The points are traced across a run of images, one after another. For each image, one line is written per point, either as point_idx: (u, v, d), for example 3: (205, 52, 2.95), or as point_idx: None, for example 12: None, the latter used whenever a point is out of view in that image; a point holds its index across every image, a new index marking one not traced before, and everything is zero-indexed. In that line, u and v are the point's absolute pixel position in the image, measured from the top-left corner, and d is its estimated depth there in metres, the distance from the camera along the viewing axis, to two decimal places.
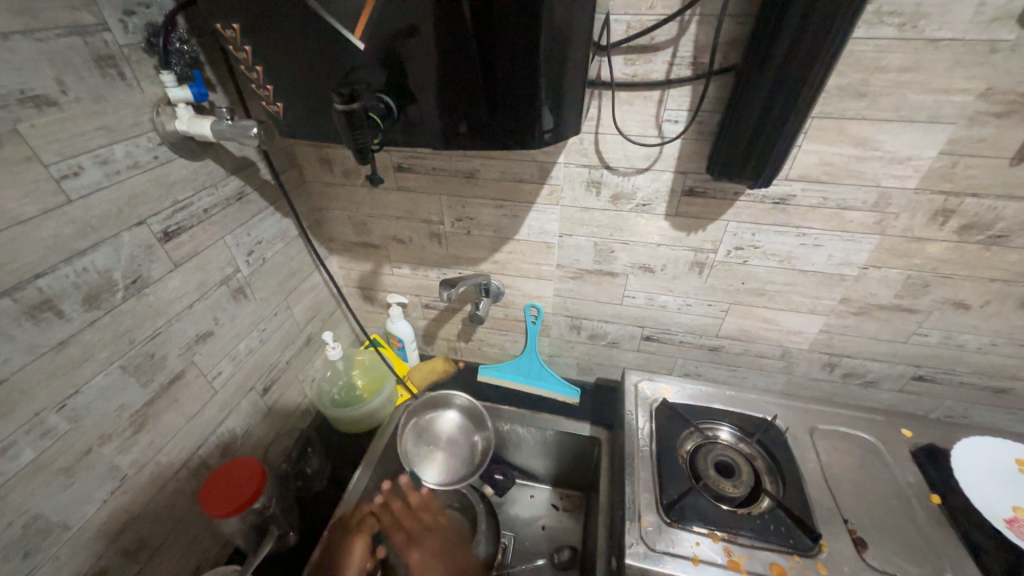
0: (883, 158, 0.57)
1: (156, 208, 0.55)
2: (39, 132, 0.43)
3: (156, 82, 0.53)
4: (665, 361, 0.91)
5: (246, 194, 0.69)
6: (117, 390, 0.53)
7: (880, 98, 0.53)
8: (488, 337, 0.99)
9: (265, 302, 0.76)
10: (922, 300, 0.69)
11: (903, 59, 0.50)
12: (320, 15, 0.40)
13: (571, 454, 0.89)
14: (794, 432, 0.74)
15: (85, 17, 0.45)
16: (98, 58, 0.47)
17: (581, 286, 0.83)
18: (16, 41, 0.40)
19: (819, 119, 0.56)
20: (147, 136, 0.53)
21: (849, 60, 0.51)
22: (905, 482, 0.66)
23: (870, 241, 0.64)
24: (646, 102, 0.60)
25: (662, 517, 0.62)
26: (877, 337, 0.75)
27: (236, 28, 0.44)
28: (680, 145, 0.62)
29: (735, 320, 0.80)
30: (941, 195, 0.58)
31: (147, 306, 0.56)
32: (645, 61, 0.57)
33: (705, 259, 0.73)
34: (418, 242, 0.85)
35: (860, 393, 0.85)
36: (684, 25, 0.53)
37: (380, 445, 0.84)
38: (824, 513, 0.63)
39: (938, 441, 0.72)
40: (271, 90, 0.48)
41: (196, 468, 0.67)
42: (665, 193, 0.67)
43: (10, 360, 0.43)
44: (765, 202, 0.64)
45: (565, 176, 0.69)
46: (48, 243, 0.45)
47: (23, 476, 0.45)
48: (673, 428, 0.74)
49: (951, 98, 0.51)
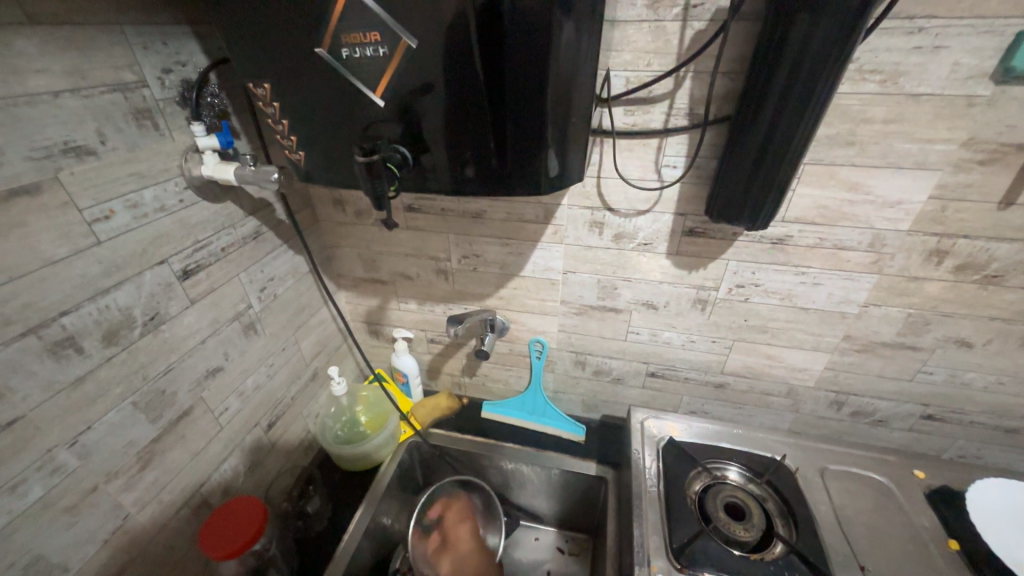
0: (874, 202, 0.59)
1: (178, 247, 0.57)
2: (76, 179, 0.46)
3: (186, 132, 0.57)
4: (670, 397, 0.90)
5: (262, 233, 0.72)
6: (126, 427, 0.54)
7: (868, 147, 0.56)
8: (492, 373, 0.99)
9: (275, 337, 0.78)
10: (925, 338, 0.69)
11: (887, 111, 0.53)
12: (345, 76, 0.44)
13: (577, 494, 0.87)
14: (804, 472, 0.73)
15: (127, 75, 0.49)
16: (136, 111, 0.51)
17: (586, 322, 0.84)
18: (64, 98, 0.44)
19: (811, 166, 0.59)
20: (175, 181, 0.56)
21: (836, 113, 0.54)
22: (920, 526, 0.65)
23: (868, 280, 0.66)
24: (646, 149, 0.63)
25: (672, 563, 0.60)
26: (883, 375, 0.75)
27: (266, 86, 0.48)
28: (680, 188, 0.65)
29: (739, 357, 0.80)
30: (933, 236, 0.60)
31: (162, 342, 0.57)
32: (644, 112, 0.60)
33: (707, 296, 0.74)
34: (425, 278, 0.87)
35: (869, 432, 0.84)
36: (680, 80, 0.57)
37: (381, 485, 0.83)
38: (839, 559, 0.61)
39: (952, 483, 0.70)
40: (294, 140, 0.52)
41: (197, 507, 0.66)
42: (665, 233, 0.70)
43: (28, 396, 0.44)
44: (764, 242, 0.66)
45: (569, 217, 0.72)
46: (75, 282, 0.47)
47: (28, 515, 0.45)
48: (681, 467, 0.73)
49: (935, 146, 0.54)
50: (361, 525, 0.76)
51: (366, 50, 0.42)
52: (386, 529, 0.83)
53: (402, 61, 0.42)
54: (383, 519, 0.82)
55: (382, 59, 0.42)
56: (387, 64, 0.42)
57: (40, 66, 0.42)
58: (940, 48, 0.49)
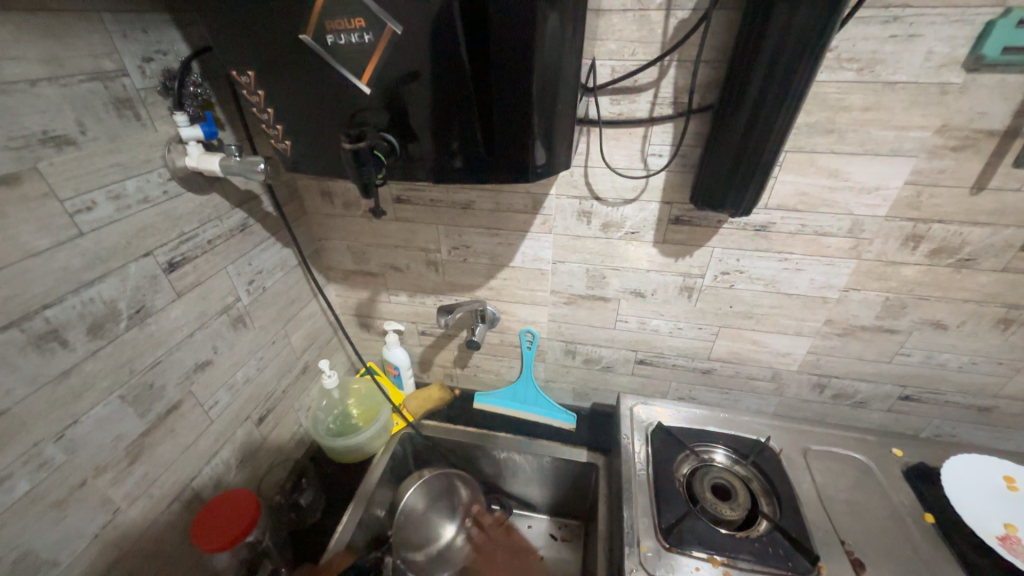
0: (853, 188, 0.61)
1: (162, 239, 0.57)
2: (57, 170, 0.45)
3: (169, 122, 0.56)
4: (659, 384, 0.92)
5: (250, 226, 0.71)
6: (114, 421, 0.53)
7: (847, 134, 0.57)
8: (483, 363, 1.00)
9: (264, 330, 0.77)
10: (902, 320, 0.71)
11: (864, 99, 0.54)
12: (330, 63, 0.44)
13: (569, 481, 0.89)
14: (788, 454, 0.75)
15: (107, 64, 0.49)
16: (116, 101, 0.50)
17: (575, 311, 0.85)
18: (41, 87, 0.43)
19: (792, 153, 0.60)
20: (158, 172, 0.55)
21: (816, 101, 0.56)
22: (897, 501, 0.67)
23: (847, 265, 0.68)
24: (632, 138, 0.64)
25: (661, 542, 0.62)
26: (862, 357, 0.77)
27: (250, 74, 0.47)
28: (666, 176, 0.66)
29: (725, 343, 0.82)
30: (909, 221, 0.62)
31: (149, 335, 0.57)
32: (630, 101, 0.61)
33: (693, 284, 0.75)
34: (415, 269, 0.87)
35: (851, 413, 0.86)
36: (665, 69, 0.58)
37: (373, 477, 0.83)
38: (821, 535, 0.63)
39: (927, 460, 0.73)
40: (280, 129, 0.51)
41: (189, 501, 0.66)
42: (652, 222, 0.71)
43: (12, 390, 0.43)
44: (747, 229, 0.68)
45: (557, 207, 0.73)
46: (58, 274, 0.46)
47: (15, 510, 0.44)
48: (669, 451, 0.75)
49: (911, 133, 0.55)
50: (354, 517, 0.77)
51: (351, 37, 0.42)
52: (379, 520, 0.84)
53: (388, 48, 0.42)
54: (376, 510, 0.83)
55: (368, 46, 0.42)
56: (372, 51, 0.42)
57: (16, 54, 0.41)
58: (915, 36, 0.50)
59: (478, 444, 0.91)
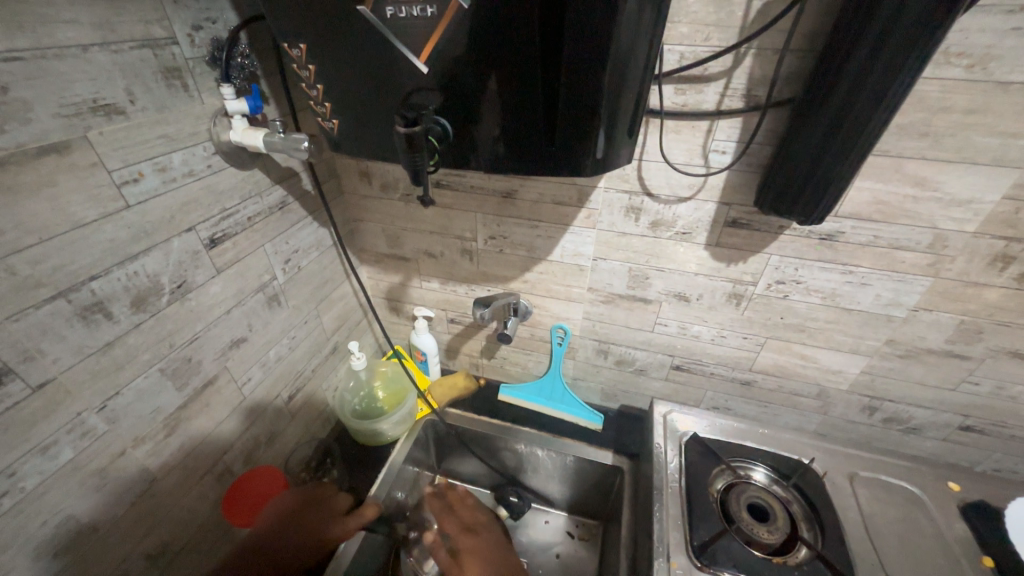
0: (941, 200, 0.55)
1: (205, 215, 0.56)
2: (106, 139, 0.44)
3: (215, 94, 0.55)
4: (693, 392, 0.88)
5: (289, 204, 0.70)
6: (154, 394, 0.54)
7: (942, 139, 0.51)
8: (512, 356, 0.98)
9: (298, 309, 0.77)
10: (975, 347, 0.65)
11: (970, 100, 0.48)
12: (388, 38, 0.41)
13: (592, 481, 0.86)
14: (833, 478, 0.70)
15: (156, 30, 0.47)
16: (165, 69, 0.49)
17: (612, 310, 0.81)
18: (93, 52, 0.42)
19: (875, 157, 0.54)
20: (204, 146, 0.54)
21: (912, 100, 0.50)
22: (951, 538, 0.63)
23: (921, 283, 0.62)
24: (694, 132, 0.59)
25: (692, 561, 0.59)
26: (923, 383, 0.72)
27: (302, 48, 0.45)
28: (727, 176, 0.61)
29: (771, 355, 0.77)
30: (1002, 239, 0.56)
31: (189, 310, 0.56)
32: (696, 92, 0.56)
33: (743, 291, 0.71)
34: (449, 257, 0.85)
35: (901, 439, 0.81)
36: (740, 57, 0.53)
37: (398, 458, 0.83)
38: (866, 567, 0.59)
39: (988, 497, 0.68)
40: (328, 106, 0.49)
41: (221, 474, 0.67)
42: (706, 223, 0.66)
43: (59, 359, 0.43)
44: (811, 237, 0.63)
45: (605, 200, 0.69)
46: (105, 246, 0.46)
47: (60, 475, 0.45)
48: (704, 464, 0.72)
49: (1020, 141, 0.49)
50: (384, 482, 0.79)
51: (412, 10, 0.39)
52: (398, 502, 0.83)
53: (451, 23, 0.38)
54: (395, 493, 0.82)
55: (430, 20, 0.39)
56: (434, 26, 0.39)
57: (67, 16, 0.40)
58: None
59: (502, 437, 0.89)
